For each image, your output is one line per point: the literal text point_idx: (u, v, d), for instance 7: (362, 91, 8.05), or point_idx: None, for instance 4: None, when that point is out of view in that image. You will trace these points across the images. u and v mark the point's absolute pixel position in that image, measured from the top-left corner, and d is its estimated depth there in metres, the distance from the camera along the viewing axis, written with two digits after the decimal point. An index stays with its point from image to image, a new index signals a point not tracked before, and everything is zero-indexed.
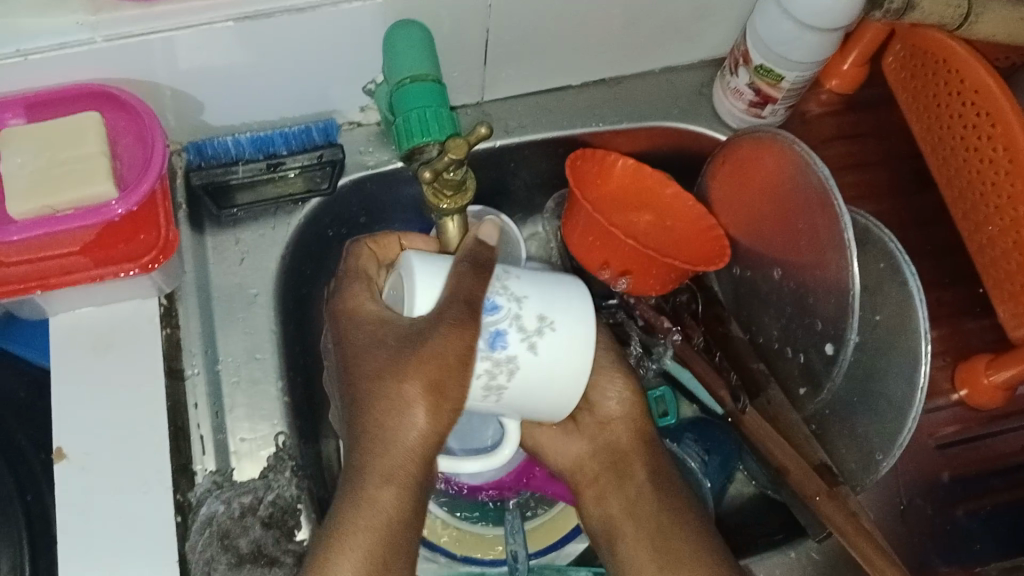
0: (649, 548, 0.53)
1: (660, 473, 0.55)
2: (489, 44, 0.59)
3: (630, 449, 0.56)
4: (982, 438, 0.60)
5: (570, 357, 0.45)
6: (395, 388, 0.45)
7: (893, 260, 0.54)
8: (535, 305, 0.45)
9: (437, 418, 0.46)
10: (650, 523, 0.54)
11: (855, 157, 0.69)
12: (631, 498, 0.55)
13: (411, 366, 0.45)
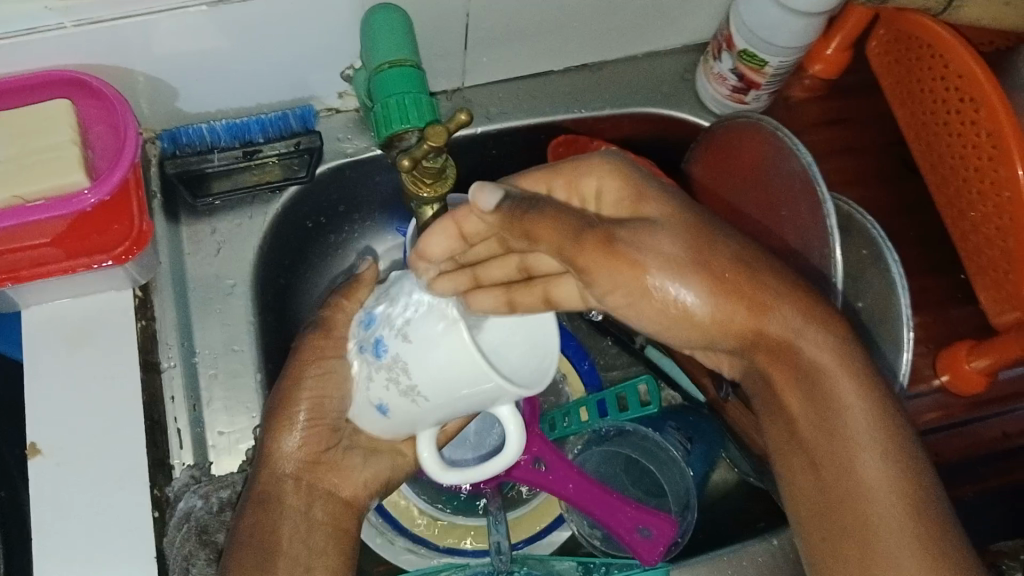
0: (807, 474, 0.45)
1: (817, 378, 0.44)
2: (469, 28, 0.58)
3: (781, 330, 0.44)
4: (964, 425, 0.60)
5: (437, 338, 0.40)
6: (271, 420, 0.50)
7: (875, 247, 0.55)
8: (399, 303, 0.42)
9: (313, 436, 0.49)
10: (803, 452, 0.45)
11: (839, 144, 0.69)
12: (786, 421, 0.46)
13: (288, 393, 0.49)
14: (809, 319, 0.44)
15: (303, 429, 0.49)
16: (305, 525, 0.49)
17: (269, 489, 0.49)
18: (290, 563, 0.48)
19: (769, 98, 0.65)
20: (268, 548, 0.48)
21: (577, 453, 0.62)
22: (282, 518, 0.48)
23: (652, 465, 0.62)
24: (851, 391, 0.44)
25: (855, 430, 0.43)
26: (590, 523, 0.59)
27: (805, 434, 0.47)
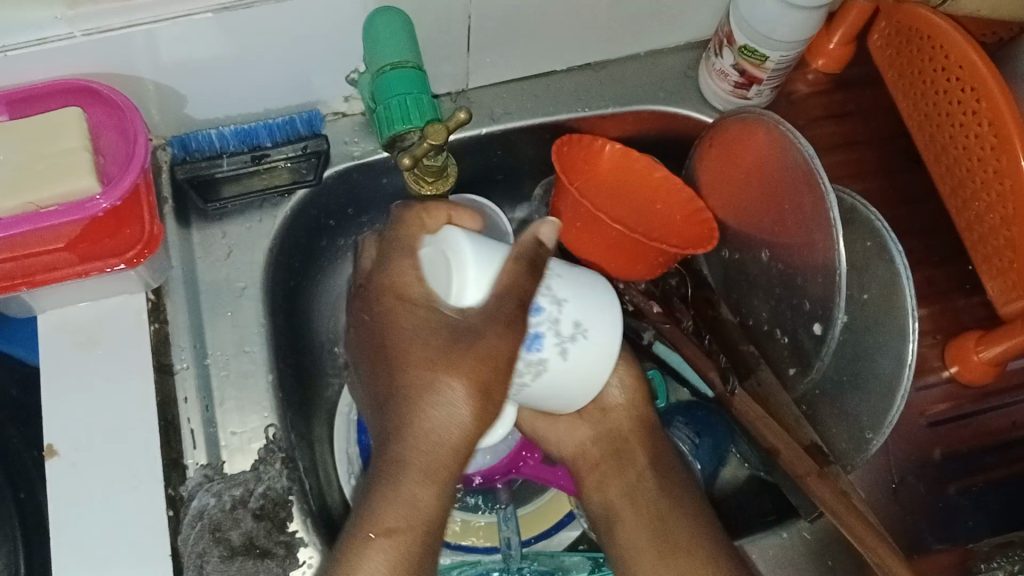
0: (644, 529, 0.54)
1: (656, 464, 0.56)
2: (471, 30, 0.59)
3: (631, 429, 0.57)
4: (974, 415, 0.60)
5: (589, 364, 0.48)
6: (419, 369, 0.46)
7: (880, 238, 0.54)
8: (573, 317, 0.47)
9: (464, 412, 0.46)
10: (645, 512, 0.55)
11: (843, 137, 0.69)
12: (629, 483, 0.56)
13: (420, 351, 0.46)
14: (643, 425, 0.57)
15: (456, 399, 0.45)
16: (432, 516, 0.47)
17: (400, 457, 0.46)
18: (413, 551, 0.46)
19: (772, 92, 0.65)
20: (392, 546, 0.46)
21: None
22: (400, 497, 0.46)
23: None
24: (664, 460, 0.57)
25: (691, 505, 0.54)
26: None
27: (667, 506, 0.55)
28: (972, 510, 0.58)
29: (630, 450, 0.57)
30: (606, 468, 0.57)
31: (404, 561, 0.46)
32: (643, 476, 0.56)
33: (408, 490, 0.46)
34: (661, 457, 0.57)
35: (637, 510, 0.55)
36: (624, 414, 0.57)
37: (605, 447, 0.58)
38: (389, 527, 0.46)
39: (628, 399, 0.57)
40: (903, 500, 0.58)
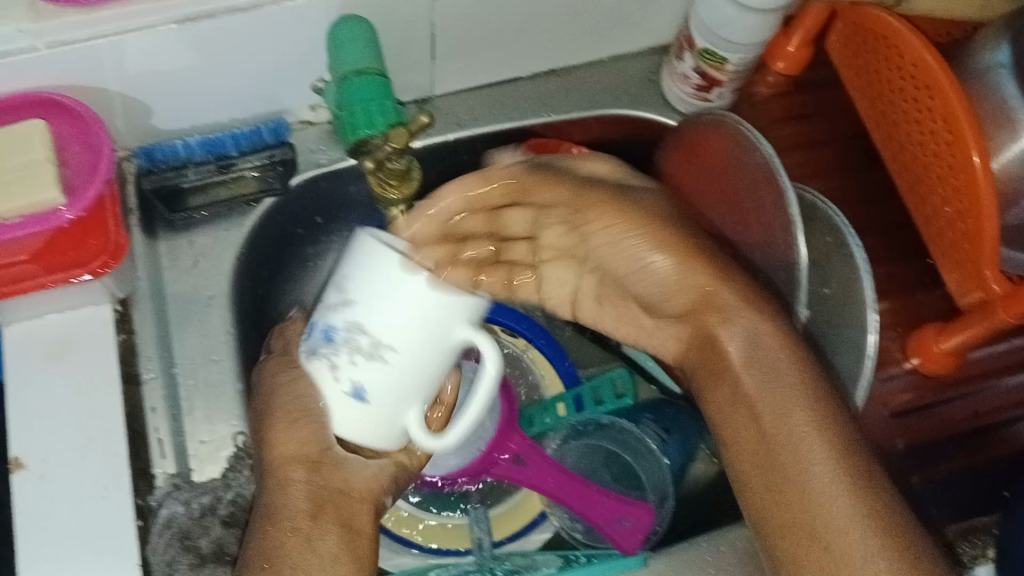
0: (749, 430, 0.51)
1: (755, 354, 0.52)
2: (435, 37, 0.60)
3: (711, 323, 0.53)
4: (937, 405, 0.61)
5: (386, 303, 0.42)
6: (278, 416, 0.50)
7: (838, 234, 0.57)
8: (348, 308, 0.44)
9: (303, 441, 0.50)
10: (745, 407, 0.51)
11: (803, 137, 0.70)
12: (732, 388, 0.52)
13: (282, 396, 0.50)
14: (732, 303, 0.52)
15: (297, 430, 0.49)
16: (317, 536, 0.49)
17: (274, 499, 0.50)
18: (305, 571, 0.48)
19: (732, 95, 0.67)
20: (270, 565, 0.48)
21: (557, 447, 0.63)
22: (274, 535, 0.49)
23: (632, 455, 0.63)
24: (776, 345, 0.51)
25: (799, 447, 0.50)
26: (571, 517, 0.59)
27: (764, 394, 0.51)
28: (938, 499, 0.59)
29: (704, 317, 0.53)
30: (698, 325, 0.53)
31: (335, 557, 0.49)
32: (806, 397, 0.51)
33: (287, 526, 0.49)
34: (750, 351, 0.52)
35: (776, 420, 0.51)
36: (739, 330, 0.52)
37: (674, 311, 0.54)
38: (268, 561, 0.48)
39: (676, 271, 0.52)
40: None
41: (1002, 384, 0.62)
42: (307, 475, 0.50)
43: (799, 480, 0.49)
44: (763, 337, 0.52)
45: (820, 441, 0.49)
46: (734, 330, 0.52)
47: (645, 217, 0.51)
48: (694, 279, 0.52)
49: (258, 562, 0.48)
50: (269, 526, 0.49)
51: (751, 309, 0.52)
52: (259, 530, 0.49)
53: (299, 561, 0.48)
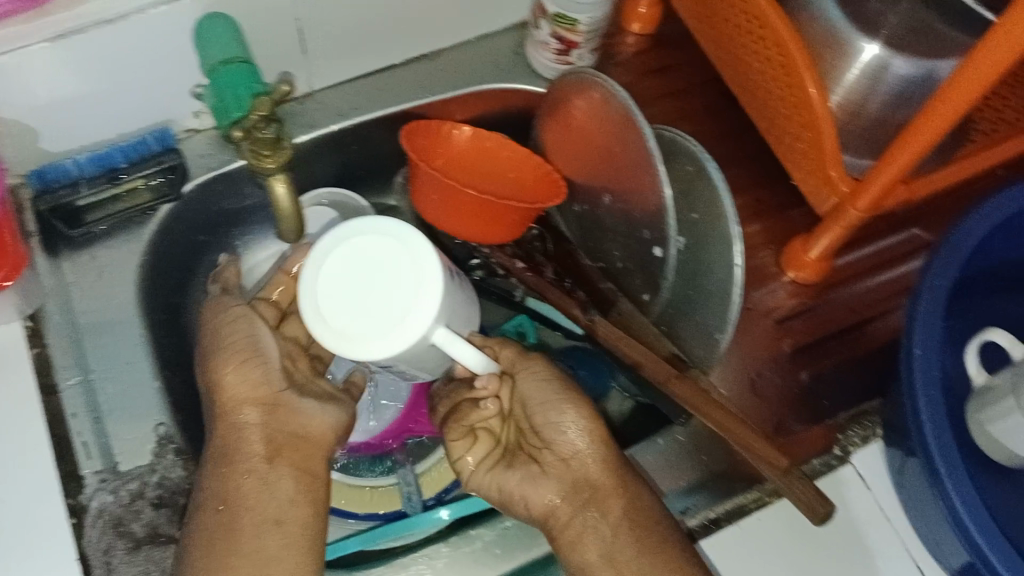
0: (605, 527, 0.55)
1: (633, 494, 0.55)
2: (304, 34, 0.63)
3: (598, 474, 0.56)
4: (817, 308, 0.67)
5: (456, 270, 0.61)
6: (220, 359, 0.54)
7: (698, 162, 0.61)
8: None
9: (252, 386, 0.54)
10: (597, 526, 0.55)
11: (666, 87, 0.76)
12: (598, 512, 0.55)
13: (219, 343, 0.55)
14: (611, 457, 0.56)
15: (241, 377, 0.54)
16: (271, 479, 0.54)
17: (229, 442, 0.54)
18: (261, 517, 0.52)
19: (592, 56, 0.72)
20: (225, 510, 0.52)
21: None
22: (227, 479, 0.53)
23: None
24: (625, 471, 0.56)
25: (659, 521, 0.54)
26: None
27: (632, 508, 0.55)
28: (827, 391, 0.64)
29: (601, 502, 0.55)
30: (581, 523, 0.55)
31: (304, 488, 0.54)
32: (632, 480, 0.56)
33: (244, 468, 0.53)
34: (603, 479, 0.56)
35: (657, 560, 0.52)
36: (617, 508, 0.55)
37: (575, 485, 0.56)
38: (222, 503, 0.52)
39: (603, 456, 0.56)
40: (760, 391, 0.64)
41: (873, 281, 0.68)
42: (260, 415, 0.54)
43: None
44: (591, 463, 0.56)
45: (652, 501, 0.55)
46: (625, 496, 0.55)
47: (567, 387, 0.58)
48: (618, 480, 0.55)
49: (211, 507, 0.52)
50: (224, 470, 0.53)
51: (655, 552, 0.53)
52: (215, 474, 0.53)
53: (256, 499, 0.53)
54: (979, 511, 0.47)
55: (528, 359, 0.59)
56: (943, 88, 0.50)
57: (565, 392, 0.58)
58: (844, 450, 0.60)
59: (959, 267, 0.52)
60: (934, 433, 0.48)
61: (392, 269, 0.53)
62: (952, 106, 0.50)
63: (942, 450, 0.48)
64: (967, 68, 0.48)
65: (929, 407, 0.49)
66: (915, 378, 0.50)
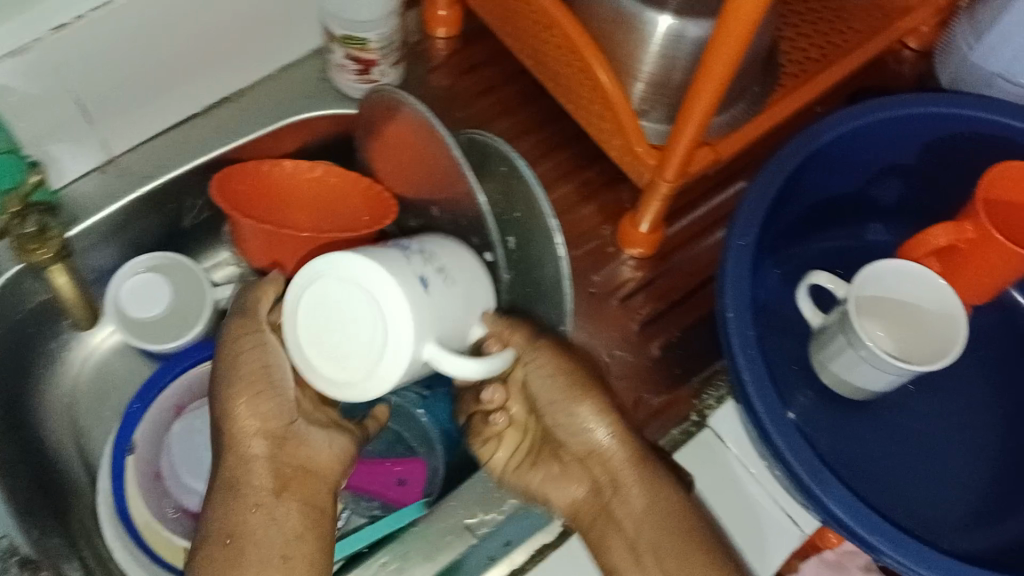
0: (619, 536, 0.53)
1: (652, 491, 0.52)
2: (85, 104, 0.60)
3: (625, 472, 0.53)
4: (657, 279, 0.68)
5: (454, 249, 0.53)
6: (228, 386, 0.51)
7: (508, 161, 0.60)
8: (419, 244, 0.53)
9: (265, 416, 0.50)
10: (621, 533, 0.52)
11: (478, 87, 0.75)
12: (622, 519, 0.53)
13: (232, 370, 0.51)
14: (636, 455, 0.53)
15: (253, 408, 0.50)
16: (275, 517, 0.48)
17: (236, 474, 0.49)
18: (264, 559, 0.47)
19: (394, 69, 0.71)
20: (230, 548, 0.48)
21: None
22: (241, 514, 0.48)
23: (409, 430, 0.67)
24: (644, 473, 0.53)
25: (675, 526, 0.51)
26: (364, 498, 0.63)
27: (651, 509, 0.52)
28: (684, 357, 0.65)
29: (623, 501, 0.53)
30: (601, 524, 0.54)
31: (312, 520, 0.49)
32: (653, 475, 0.53)
33: (250, 503, 0.49)
34: (629, 479, 0.52)
35: (677, 543, 0.51)
36: (639, 500, 0.52)
37: (607, 479, 0.53)
38: (230, 540, 0.48)
39: (626, 454, 0.53)
40: (618, 371, 0.64)
41: (706, 243, 0.69)
42: (269, 449, 0.50)
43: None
44: (613, 459, 0.53)
45: (672, 496, 0.52)
46: (641, 479, 0.52)
47: (585, 377, 0.54)
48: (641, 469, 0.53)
49: (218, 543, 0.48)
50: (232, 504, 0.49)
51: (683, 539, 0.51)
52: (221, 508, 0.49)
53: (263, 535, 0.48)
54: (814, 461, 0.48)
55: (560, 351, 0.54)
56: (708, 48, 0.51)
57: (577, 385, 0.53)
58: (701, 415, 0.62)
59: (760, 220, 0.54)
60: (758, 391, 0.49)
61: (360, 306, 0.49)
62: (719, 64, 0.51)
63: (769, 409, 0.49)
64: (725, 27, 0.49)
65: (750, 366, 0.50)
66: (733, 339, 0.51)
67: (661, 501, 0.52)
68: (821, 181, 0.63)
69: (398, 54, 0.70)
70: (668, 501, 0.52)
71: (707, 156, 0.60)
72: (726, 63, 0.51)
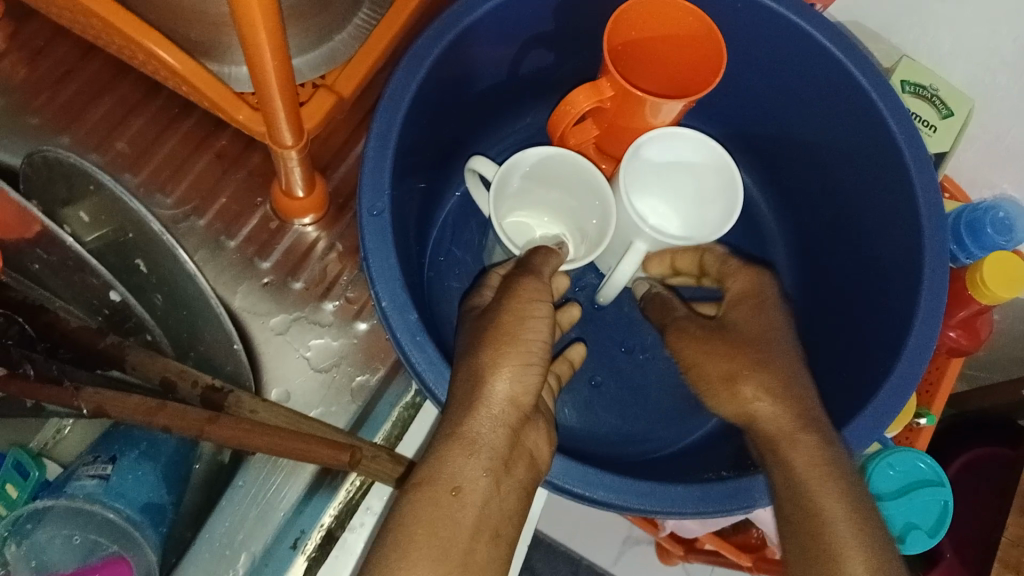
0: (788, 533, 0.41)
1: (801, 486, 0.41)
2: None
3: (806, 462, 0.42)
4: (332, 239, 0.62)
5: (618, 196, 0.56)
6: (493, 340, 0.44)
7: (90, 178, 0.53)
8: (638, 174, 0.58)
9: (522, 386, 0.43)
10: (813, 519, 0.40)
11: (57, 69, 0.64)
12: (805, 500, 0.41)
13: (508, 325, 0.45)
14: (824, 461, 0.42)
15: (511, 377, 0.43)
16: (495, 492, 0.40)
17: (462, 423, 0.41)
18: (458, 552, 0.38)
19: None
20: (429, 530, 0.38)
21: (18, 547, 0.54)
22: (466, 468, 0.40)
23: (96, 526, 0.54)
24: (822, 473, 0.41)
25: (822, 505, 0.40)
26: None
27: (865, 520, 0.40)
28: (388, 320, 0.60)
29: (810, 499, 0.40)
30: (783, 493, 0.42)
31: (498, 550, 0.39)
32: (839, 480, 0.41)
33: (470, 476, 0.40)
34: (803, 472, 0.41)
35: (799, 503, 0.41)
36: (800, 458, 0.42)
37: (760, 436, 0.44)
38: (458, 487, 0.39)
39: (817, 447, 0.42)
40: (320, 363, 0.59)
41: None
42: (517, 423, 0.43)
43: (823, 536, 0.39)
44: (768, 435, 0.43)
45: (839, 497, 0.40)
46: (777, 407, 0.43)
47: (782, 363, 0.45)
48: (791, 412, 0.43)
49: (441, 490, 0.39)
50: (441, 464, 0.40)
51: (829, 477, 0.41)
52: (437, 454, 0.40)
53: (464, 527, 0.38)
54: (589, 474, 0.45)
55: (758, 293, 0.50)
56: (242, 38, 0.42)
57: (779, 333, 0.47)
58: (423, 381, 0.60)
59: (390, 182, 0.48)
60: (434, 374, 0.46)
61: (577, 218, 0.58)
62: (264, 47, 0.42)
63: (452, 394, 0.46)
64: (248, 19, 0.41)
65: (413, 341, 0.46)
66: (398, 332, 0.46)
67: (798, 453, 0.42)
68: (460, 92, 0.56)
69: None
70: (805, 447, 0.42)
71: (325, 101, 0.55)
72: (272, 47, 0.42)
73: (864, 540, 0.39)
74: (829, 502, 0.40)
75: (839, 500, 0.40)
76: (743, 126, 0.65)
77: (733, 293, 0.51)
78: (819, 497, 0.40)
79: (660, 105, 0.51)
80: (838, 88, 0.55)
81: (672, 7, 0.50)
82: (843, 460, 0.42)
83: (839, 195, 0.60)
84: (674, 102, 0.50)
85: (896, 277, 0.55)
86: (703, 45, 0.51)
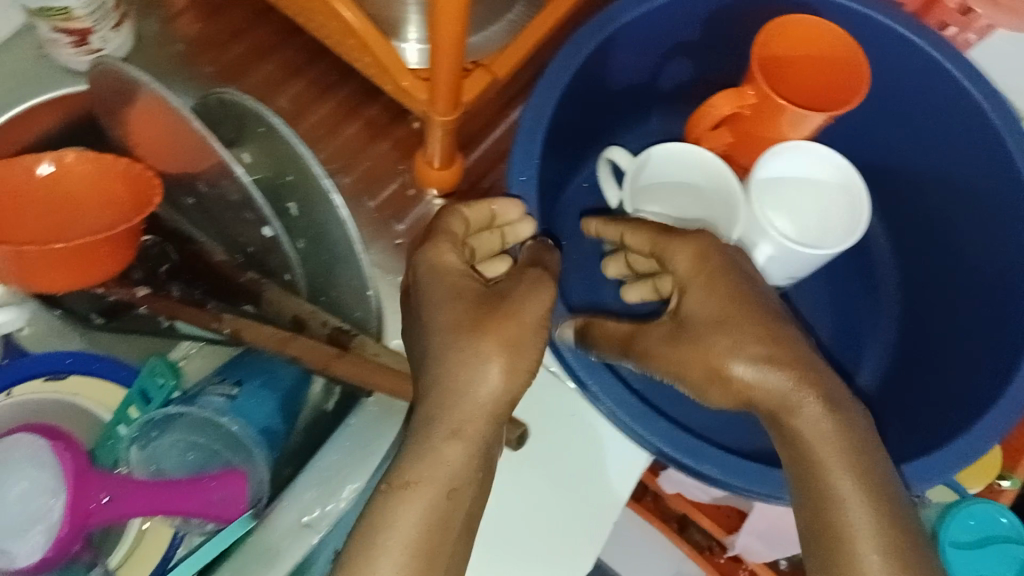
0: (806, 520, 0.42)
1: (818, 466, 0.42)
2: None
3: (819, 444, 0.42)
4: None
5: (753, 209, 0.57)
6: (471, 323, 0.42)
7: (261, 118, 0.57)
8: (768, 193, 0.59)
9: (510, 367, 0.41)
10: (832, 513, 0.41)
11: (231, 28, 0.69)
12: (823, 489, 0.42)
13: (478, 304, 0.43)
14: (845, 443, 0.42)
15: (498, 361, 0.41)
16: (476, 489, 0.41)
17: (450, 408, 0.41)
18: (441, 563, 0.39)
19: (118, 35, 0.62)
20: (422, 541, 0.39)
21: (141, 452, 0.60)
22: (457, 471, 0.40)
23: (218, 438, 0.59)
24: (844, 452, 0.41)
25: (843, 494, 0.41)
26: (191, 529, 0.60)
27: (883, 504, 0.41)
28: None
29: (822, 482, 0.42)
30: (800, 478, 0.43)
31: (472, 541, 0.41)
32: (859, 464, 0.42)
33: (460, 478, 0.40)
34: (825, 450, 0.42)
35: (813, 490, 0.42)
36: (811, 433, 0.42)
37: (764, 414, 0.44)
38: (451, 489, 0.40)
39: (837, 427, 0.42)
40: None
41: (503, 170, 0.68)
42: (503, 411, 0.42)
43: (849, 542, 0.40)
44: (780, 418, 0.43)
45: (858, 478, 0.41)
46: (788, 386, 0.42)
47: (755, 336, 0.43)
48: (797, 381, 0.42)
49: (435, 496, 0.39)
50: (428, 465, 0.40)
51: (853, 461, 0.42)
52: (424, 456, 0.40)
53: (446, 534, 0.39)
54: (693, 445, 0.48)
55: (711, 268, 0.46)
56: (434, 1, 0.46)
57: (745, 302, 0.44)
58: None
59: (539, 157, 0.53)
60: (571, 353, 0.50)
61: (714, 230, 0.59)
62: (452, 13, 0.47)
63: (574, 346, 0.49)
64: None
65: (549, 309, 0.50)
66: None
67: (821, 428, 0.42)
68: (604, 88, 0.60)
69: (117, 17, 0.62)
70: (830, 421, 0.42)
71: (482, 81, 0.58)
72: (458, 11, 0.46)
73: (889, 530, 0.40)
74: (851, 487, 0.41)
75: (867, 494, 0.41)
76: (862, 158, 0.68)
77: (681, 271, 0.47)
78: (837, 484, 0.41)
79: (804, 117, 0.53)
80: (965, 125, 0.58)
81: (810, 26, 0.54)
82: (863, 436, 0.42)
83: (951, 232, 0.62)
84: (813, 113, 0.53)
85: (1006, 312, 0.56)
86: (842, 64, 0.54)
